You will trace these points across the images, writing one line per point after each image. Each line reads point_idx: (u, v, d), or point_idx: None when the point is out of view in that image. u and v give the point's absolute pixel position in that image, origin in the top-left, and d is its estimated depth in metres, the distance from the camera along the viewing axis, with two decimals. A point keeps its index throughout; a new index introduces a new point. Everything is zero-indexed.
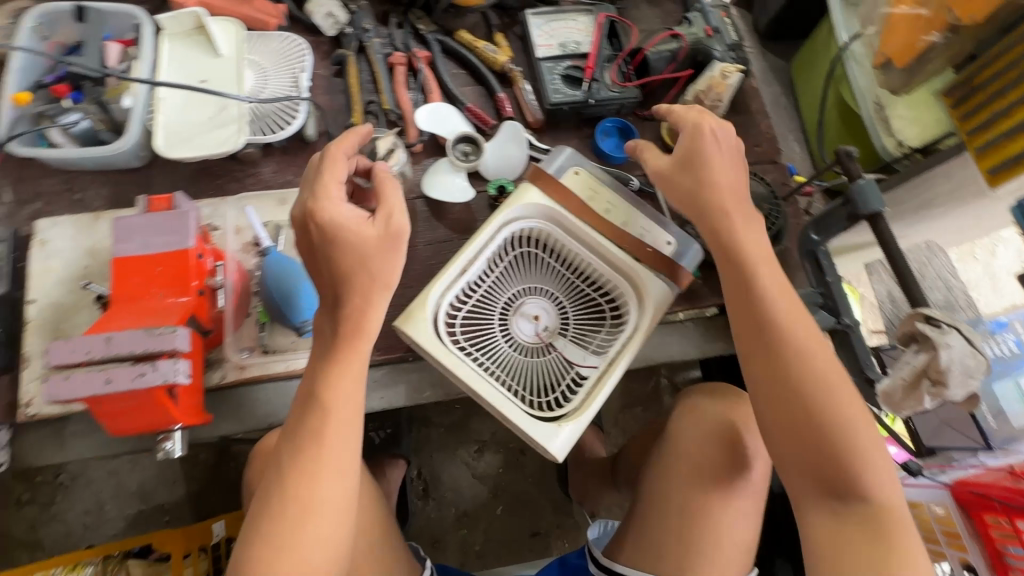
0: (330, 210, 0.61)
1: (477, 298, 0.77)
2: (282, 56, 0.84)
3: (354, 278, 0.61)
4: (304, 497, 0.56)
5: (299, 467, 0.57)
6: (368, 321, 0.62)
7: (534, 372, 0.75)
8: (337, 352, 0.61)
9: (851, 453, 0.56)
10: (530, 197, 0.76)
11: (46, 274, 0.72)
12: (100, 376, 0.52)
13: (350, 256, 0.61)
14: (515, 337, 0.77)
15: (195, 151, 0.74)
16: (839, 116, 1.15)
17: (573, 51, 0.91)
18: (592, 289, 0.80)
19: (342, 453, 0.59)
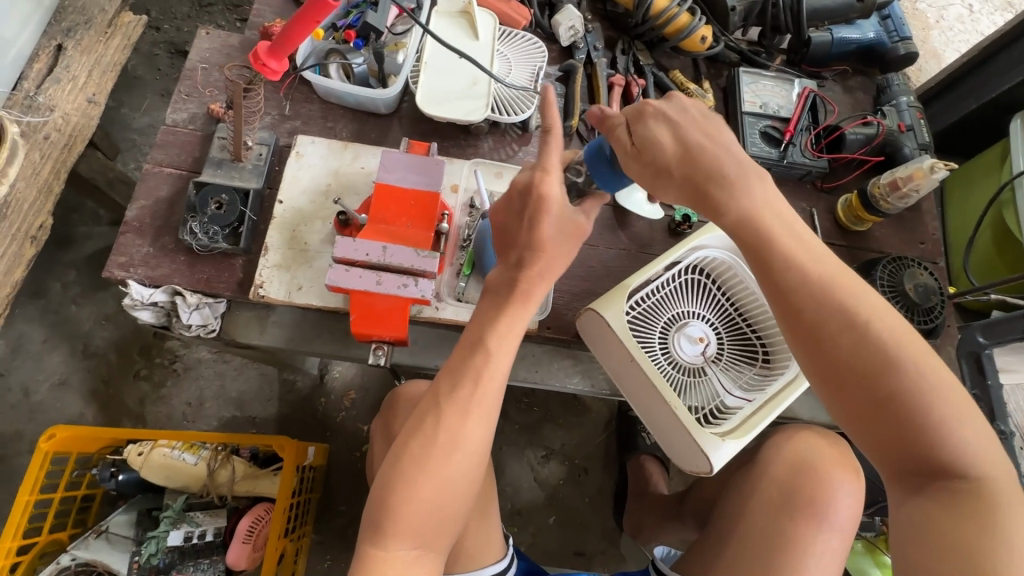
0: (548, 189, 0.62)
1: (646, 306, 0.82)
2: (523, 53, 0.94)
3: (546, 256, 0.63)
4: (453, 429, 0.59)
5: (455, 395, 0.60)
6: (537, 291, 0.64)
7: (686, 388, 0.80)
8: (510, 306, 0.63)
9: (932, 432, 0.54)
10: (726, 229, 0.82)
11: (295, 182, 0.81)
12: (374, 277, 0.61)
13: (552, 235, 0.63)
14: (674, 355, 0.81)
15: (447, 114, 0.84)
16: (993, 239, 1.19)
17: (775, 113, 0.98)
18: (748, 327, 0.85)
19: (491, 400, 0.61)
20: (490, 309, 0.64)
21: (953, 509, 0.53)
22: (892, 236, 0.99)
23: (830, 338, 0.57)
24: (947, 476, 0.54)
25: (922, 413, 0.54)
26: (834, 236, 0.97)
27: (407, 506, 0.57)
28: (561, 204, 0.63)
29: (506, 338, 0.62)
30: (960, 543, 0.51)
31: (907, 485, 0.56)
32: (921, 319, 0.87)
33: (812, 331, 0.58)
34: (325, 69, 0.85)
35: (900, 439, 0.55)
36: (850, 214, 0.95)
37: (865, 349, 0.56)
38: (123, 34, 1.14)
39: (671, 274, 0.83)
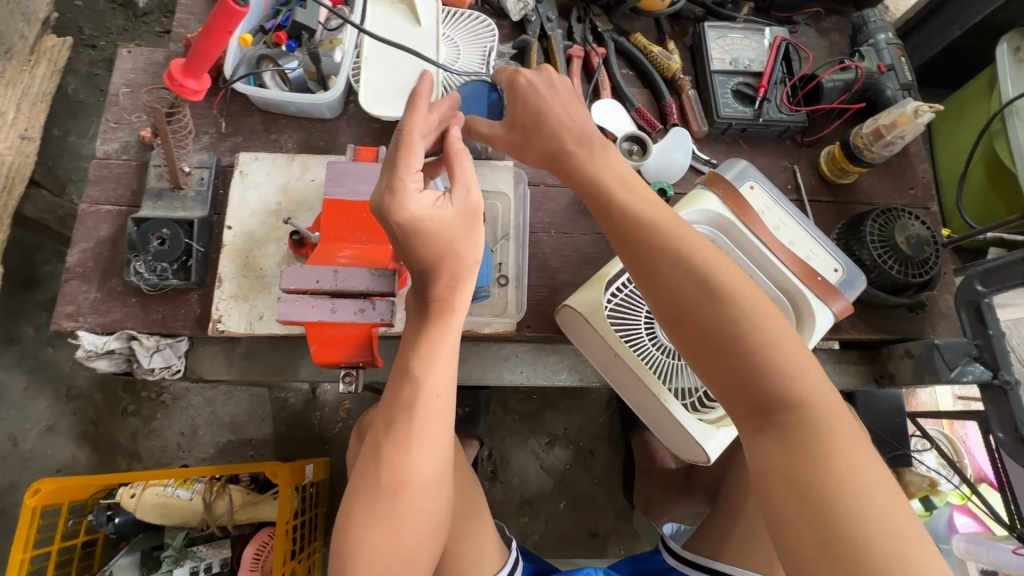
0: (407, 204, 0.53)
1: (627, 292, 0.77)
2: (472, 33, 0.88)
3: (444, 266, 0.57)
4: (396, 467, 0.56)
5: (392, 431, 0.57)
6: (458, 295, 0.59)
7: (677, 374, 0.76)
8: (431, 325, 0.59)
9: (762, 362, 0.51)
10: (703, 201, 0.77)
11: (243, 205, 0.76)
12: (327, 305, 0.57)
13: (441, 241, 0.56)
14: (661, 339, 0.77)
15: (395, 112, 0.78)
16: (985, 173, 1.14)
17: (746, 68, 0.92)
18: None
19: (436, 428, 0.58)
20: (411, 337, 0.60)
21: (791, 440, 0.49)
22: (880, 185, 0.94)
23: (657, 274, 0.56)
24: (780, 406, 0.50)
25: (749, 344, 0.51)
26: (821, 192, 0.93)
27: (364, 555, 0.55)
28: (433, 212, 0.55)
29: (439, 365, 0.58)
30: (803, 475, 0.48)
31: (750, 426, 0.52)
32: (915, 271, 0.82)
33: (640, 266, 0.57)
34: (259, 78, 0.79)
35: (738, 375, 0.52)
36: (834, 167, 0.91)
37: (694, 280, 0.54)
38: (48, 59, 1.07)
39: None
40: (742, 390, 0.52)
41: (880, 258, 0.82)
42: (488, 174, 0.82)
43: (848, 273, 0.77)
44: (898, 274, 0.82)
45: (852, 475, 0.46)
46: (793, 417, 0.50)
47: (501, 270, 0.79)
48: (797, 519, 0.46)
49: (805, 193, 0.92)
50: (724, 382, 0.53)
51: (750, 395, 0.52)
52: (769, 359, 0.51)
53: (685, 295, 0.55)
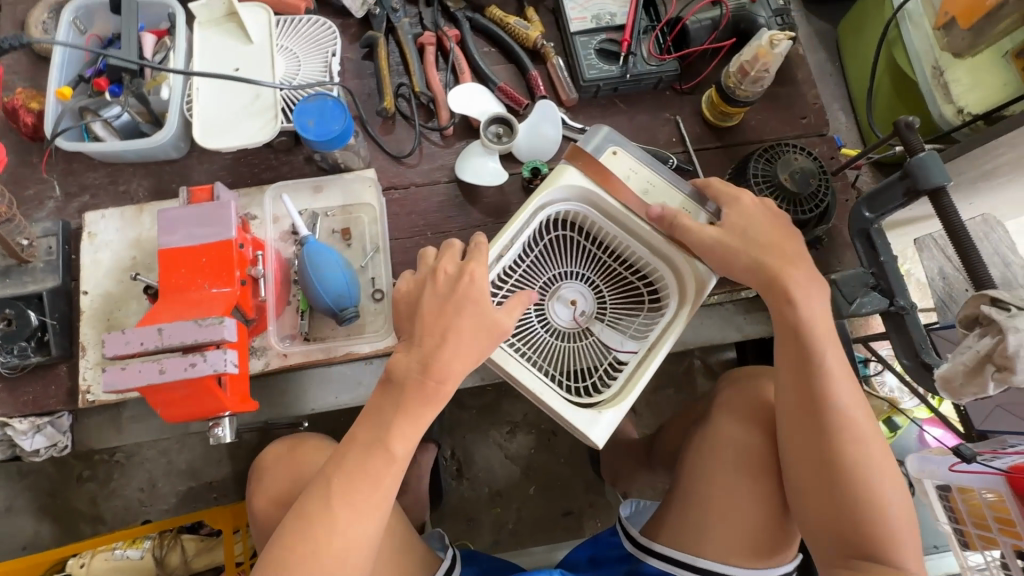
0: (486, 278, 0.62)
1: (513, 281, 0.74)
2: (312, 40, 0.83)
3: (451, 356, 0.59)
4: (348, 529, 0.56)
5: (347, 497, 0.57)
6: (445, 390, 0.60)
7: (571, 357, 0.74)
8: (412, 405, 0.59)
9: (865, 514, 0.63)
10: (567, 177, 0.73)
11: (96, 266, 0.73)
12: (154, 366, 0.54)
13: (468, 326, 0.60)
14: (551, 323, 0.75)
15: (232, 141, 0.74)
16: (891, 85, 1.09)
17: (608, 23, 0.87)
18: (628, 272, 0.78)
19: (391, 493, 0.59)
20: (390, 407, 0.60)
21: (894, 529, 0.62)
22: (769, 120, 0.90)
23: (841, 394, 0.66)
24: (864, 501, 0.63)
25: (882, 497, 0.63)
26: (707, 139, 0.89)
27: None
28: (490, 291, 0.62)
29: (400, 431, 0.59)
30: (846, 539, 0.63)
31: (839, 555, 0.64)
32: (806, 207, 0.79)
33: (805, 371, 0.67)
34: (89, 130, 0.75)
35: (865, 520, 0.63)
36: (716, 111, 0.87)
37: (813, 431, 0.65)
38: None
39: (530, 241, 0.76)
40: (830, 475, 0.64)
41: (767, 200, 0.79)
42: (350, 190, 0.79)
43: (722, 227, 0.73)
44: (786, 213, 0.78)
45: None
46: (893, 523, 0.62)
47: (375, 284, 0.76)
48: None
49: (690, 143, 0.88)
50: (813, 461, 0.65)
51: (841, 481, 0.63)
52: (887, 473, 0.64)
53: (836, 443, 0.64)
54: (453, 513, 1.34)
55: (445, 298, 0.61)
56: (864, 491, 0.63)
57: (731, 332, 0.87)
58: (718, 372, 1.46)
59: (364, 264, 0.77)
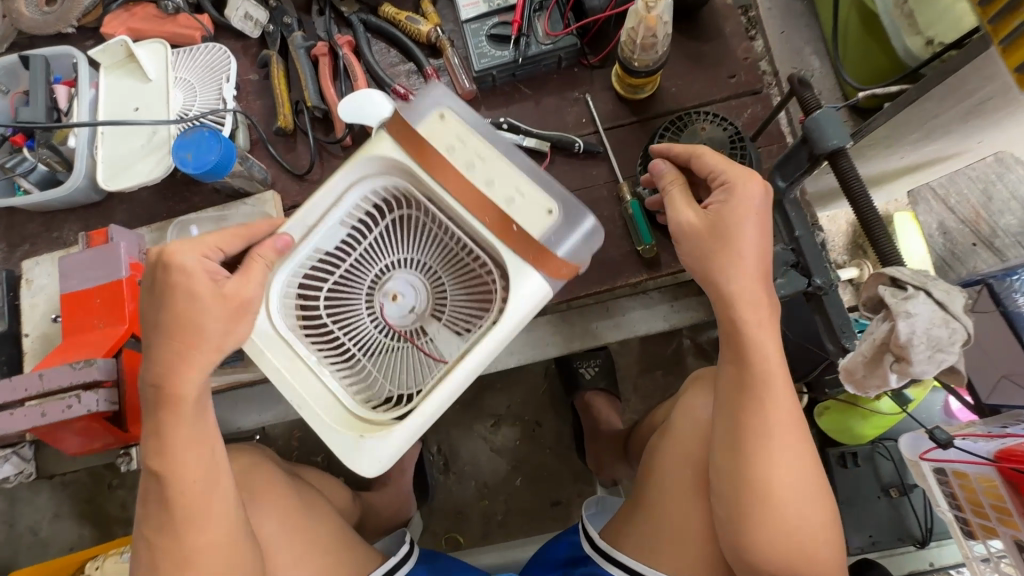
0: (185, 254, 0.56)
1: (341, 270, 0.69)
2: (209, 68, 0.84)
3: (186, 341, 0.55)
4: (174, 546, 0.55)
5: (160, 517, 0.55)
6: (183, 387, 0.55)
7: (395, 357, 0.69)
8: (162, 415, 0.55)
9: (787, 527, 0.56)
10: (380, 148, 0.63)
11: (33, 310, 0.80)
12: (36, 411, 0.58)
13: (205, 319, 0.55)
14: (382, 318, 0.69)
15: (131, 180, 0.77)
16: (859, 19, 0.95)
17: (500, 4, 0.81)
18: (469, 260, 0.67)
19: (211, 505, 0.56)
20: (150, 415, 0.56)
21: (814, 548, 0.56)
22: (692, 85, 0.82)
23: (775, 397, 0.57)
24: (786, 522, 0.56)
25: (804, 508, 0.56)
26: (621, 115, 0.82)
27: None
28: (197, 276, 0.55)
29: (184, 446, 0.55)
30: (767, 564, 0.57)
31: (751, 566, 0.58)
32: None
33: (745, 362, 0.58)
34: (19, 185, 0.81)
35: (784, 531, 0.56)
36: (625, 85, 0.80)
37: (739, 431, 0.57)
38: None
39: (363, 226, 0.69)
40: (757, 496, 0.56)
41: None
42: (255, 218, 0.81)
43: (562, 211, 0.62)
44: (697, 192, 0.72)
45: None
46: (813, 541, 0.56)
47: None
48: None
49: (601, 123, 0.82)
50: (735, 480, 0.57)
51: (764, 503, 0.56)
52: (813, 489, 0.57)
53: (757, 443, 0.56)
54: (441, 507, 1.37)
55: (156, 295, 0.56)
56: (789, 512, 0.56)
57: (657, 322, 0.85)
58: (709, 351, 1.38)
59: None
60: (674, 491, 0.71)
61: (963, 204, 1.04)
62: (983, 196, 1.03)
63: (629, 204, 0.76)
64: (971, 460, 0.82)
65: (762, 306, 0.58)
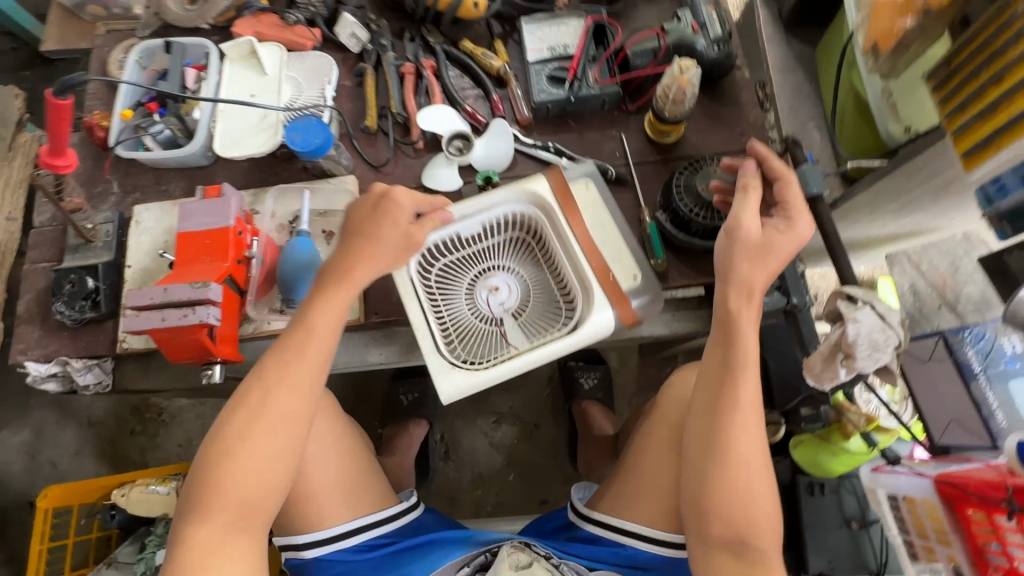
0: (404, 195, 0.77)
1: (448, 261, 0.95)
2: (314, 71, 1.02)
3: (373, 248, 0.75)
4: (265, 399, 0.67)
5: (269, 372, 0.69)
6: (356, 275, 0.74)
7: (479, 336, 0.94)
8: (329, 288, 0.73)
9: (742, 481, 0.69)
10: (535, 185, 0.91)
11: (138, 246, 0.95)
12: (157, 316, 0.72)
13: (393, 239, 0.76)
14: (477, 304, 0.95)
15: (243, 151, 0.94)
16: (852, 104, 1.14)
17: (561, 54, 1.00)
18: (559, 288, 0.95)
19: (303, 377, 0.69)
20: (318, 293, 0.73)
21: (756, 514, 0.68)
22: (709, 137, 0.99)
23: (744, 377, 0.70)
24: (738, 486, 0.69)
25: (757, 469, 0.69)
26: (648, 153, 0.99)
27: (229, 472, 0.64)
28: (405, 211, 0.76)
29: (319, 321, 0.72)
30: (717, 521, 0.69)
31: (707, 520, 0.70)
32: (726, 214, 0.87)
33: (729, 343, 0.72)
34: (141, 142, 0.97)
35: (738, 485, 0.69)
36: (654, 129, 0.97)
37: (720, 398, 0.71)
38: (22, 151, 1.33)
39: (488, 230, 0.95)
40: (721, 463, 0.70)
41: (692, 210, 0.88)
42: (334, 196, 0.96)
43: (646, 280, 0.89)
44: (705, 220, 0.87)
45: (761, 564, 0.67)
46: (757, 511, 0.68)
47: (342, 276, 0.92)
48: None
49: (631, 158, 0.99)
50: (706, 442, 0.71)
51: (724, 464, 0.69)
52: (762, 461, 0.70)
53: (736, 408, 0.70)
54: (437, 490, 1.47)
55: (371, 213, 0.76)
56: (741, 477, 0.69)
57: (660, 327, 0.98)
58: None
59: None
60: (655, 464, 0.87)
61: (931, 271, 1.19)
62: (950, 266, 1.19)
63: (649, 225, 0.92)
64: (917, 480, 0.93)
65: (749, 304, 0.71)
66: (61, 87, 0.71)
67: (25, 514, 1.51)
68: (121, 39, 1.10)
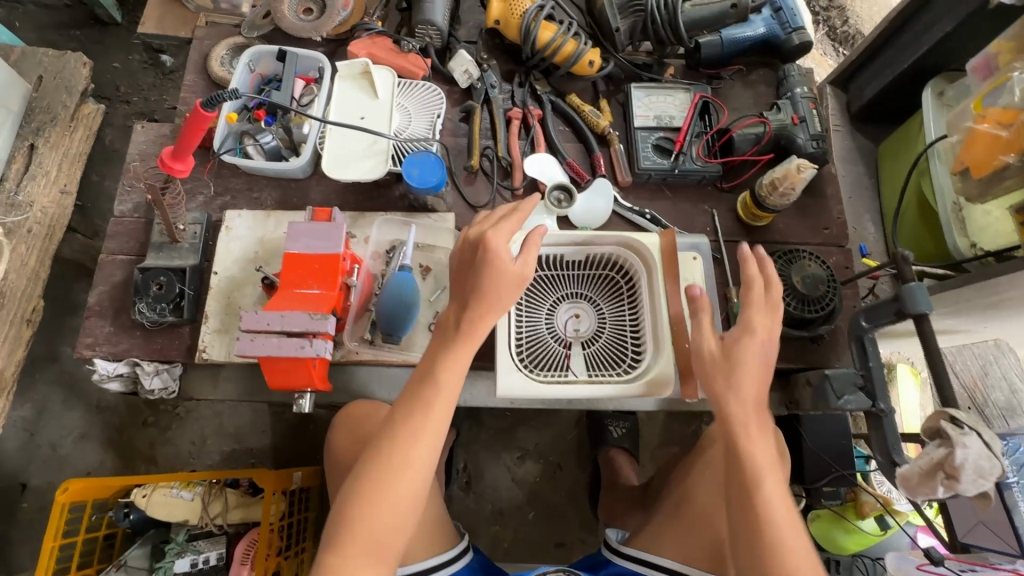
0: (498, 241, 0.73)
1: (545, 273, 0.93)
2: (424, 102, 1.03)
3: (484, 293, 0.72)
4: (403, 452, 0.68)
5: (405, 428, 0.69)
6: (480, 326, 0.73)
7: (544, 349, 0.90)
8: (454, 345, 0.72)
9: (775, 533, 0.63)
10: (649, 239, 0.91)
11: (227, 253, 0.92)
12: (274, 342, 0.71)
13: (506, 275, 0.73)
14: (555, 326, 0.92)
15: (350, 174, 0.93)
16: (916, 208, 1.21)
17: (667, 124, 1.03)
18: (631, 330, 0.92)
19: (438, 427, 0.70)
20: (447, 337, 0.73)
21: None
22: (796, 226, 1.03)
23: (768, 482, 0.66)
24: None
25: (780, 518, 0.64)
26: (737, 233, 1.02)
27: (363, 519, 0.65)
28: (502, 259, 0.72)
29: (454, 371, 0.72)
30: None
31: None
32: (814, 307, 0.91)
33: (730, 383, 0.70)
34: (241, 147, 0.95)
35: (773, 530, 0.63)
36: (748, 212, 1.01)
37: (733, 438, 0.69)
38: (84, 124, 1.29)
39: (590, 257, 0.94)
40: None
41: (781, 297, 0.91)
42: (433, 231, 0.95)
43: None
44: (795, 310, 0.91)
45: None
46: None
47: (435, 317, 0.91)
48: None
49: (721, 235, 1.02)
50: (741, 559, 0.65)
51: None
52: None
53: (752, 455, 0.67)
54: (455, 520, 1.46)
55: (473, 262, 0.74)
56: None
57: None
58: None
59: (432, 298, 0.91)
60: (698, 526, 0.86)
61: (965, 372, 1.27)
62: (980, 370, 1.27)
63: (735, 304, 0.96)
64: None
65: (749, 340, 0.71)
66: (211, 100, 0.70)
67: (15, 497, 1.42)
68: (224, 35, 1.08)
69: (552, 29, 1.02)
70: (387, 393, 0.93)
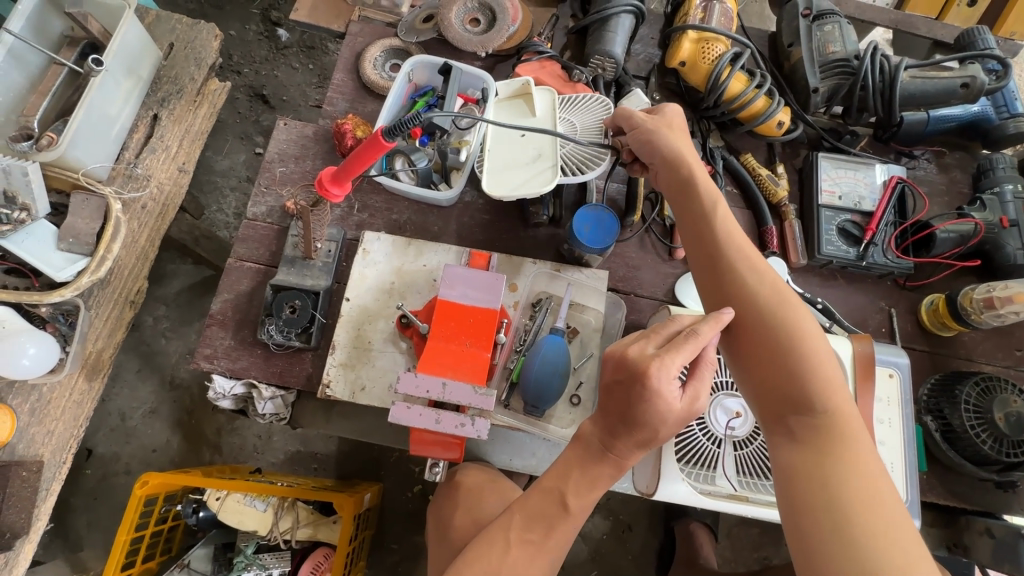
0: (660, 376, 0.56)
1: None
2: (585, 109, 0.90)
3: (639, 432, 0.59)
4: (517, 568, 0.61)
5: (521, 547, 0.61)
6: (630, 459, 0.62)
7: (697, 446, 0.80)
8: (597, 472, 0.62)
9: (799, 366, 0.59)
10: (840, 345, 0.76)
11: (361, 279, 0.85)
12: (433, 416, 0.67)
13: (669, 413, 0.58)
14: (709, 426, 0.80)
15: (516, 192, 0.81)
16: None
17: (856, 206, 0.92)
18: None
19: (560, 547, 0.63)
20: (581, 458, 0.63)
21: (865, 477, 0.54)
22: (985, 342, 0.91)
23: (778, 305, 0.62)
24: (809, 413, 0.58)
25: (792, 347, 0.60)
26: (916, 340, 0.91)
27: None
28: (667, 399, 0.57)
29: (593, 494, 0.63)
30: (841, 532, 0.52)
31: (782, 430, 0.60)
32: (1015, 452, 0.78)
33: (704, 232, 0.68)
34: (390, 166, 0.85)
35: (782, 357, 0.60)
36: (935, 319, 0.89)
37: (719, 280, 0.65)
38: (209, 101, 1.21)
39: None
40: (774, 384, 0.60)
41: (972, 429, 0.79)
42: (582, 288, 0.85)
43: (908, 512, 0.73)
44: (988, 450, 0.78)
45: (829, 402, 0.58)
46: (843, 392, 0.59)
47: (578, 389, 0.81)
48: (808, 487, 0.55)
49: (899, 339, 0.90)
50: (758, 391, 0.61)
51: (786, 395, 0.59)
52: (827, 379, 0.59)
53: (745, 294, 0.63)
54: None
55: (628, 391, 0.58)
56: (807, 390, 0.58)
57: None
58: None
59: (577, 366, 0.82)
60: None
61: None
62: None
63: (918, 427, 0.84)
64: None
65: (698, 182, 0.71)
66: (394, 128, 0.61)
67: (80, 462, 1.40)
68: (379, 35, 1.00)
69: (744, 81, 0.91)
70: (509, 458, 0.86)
